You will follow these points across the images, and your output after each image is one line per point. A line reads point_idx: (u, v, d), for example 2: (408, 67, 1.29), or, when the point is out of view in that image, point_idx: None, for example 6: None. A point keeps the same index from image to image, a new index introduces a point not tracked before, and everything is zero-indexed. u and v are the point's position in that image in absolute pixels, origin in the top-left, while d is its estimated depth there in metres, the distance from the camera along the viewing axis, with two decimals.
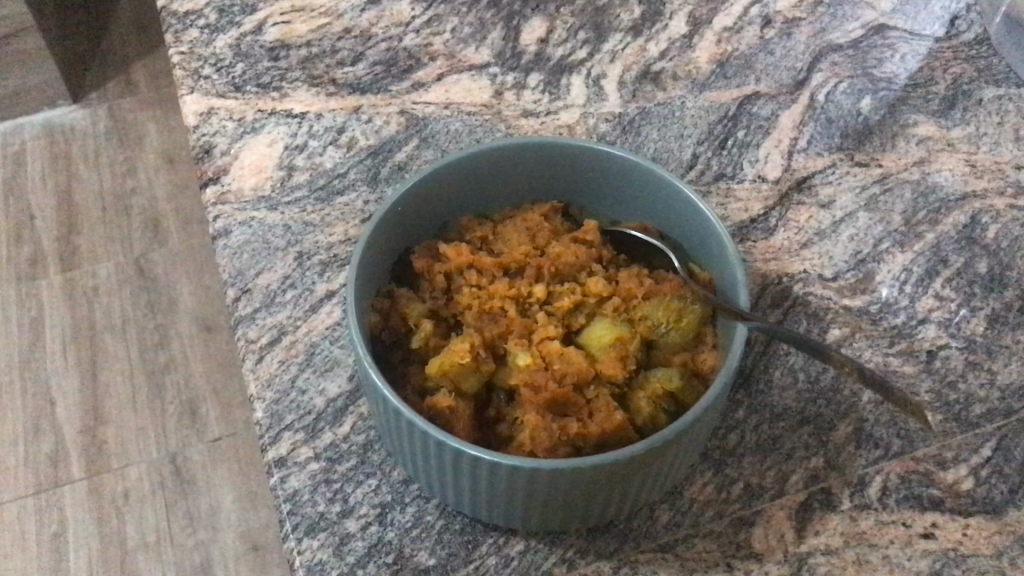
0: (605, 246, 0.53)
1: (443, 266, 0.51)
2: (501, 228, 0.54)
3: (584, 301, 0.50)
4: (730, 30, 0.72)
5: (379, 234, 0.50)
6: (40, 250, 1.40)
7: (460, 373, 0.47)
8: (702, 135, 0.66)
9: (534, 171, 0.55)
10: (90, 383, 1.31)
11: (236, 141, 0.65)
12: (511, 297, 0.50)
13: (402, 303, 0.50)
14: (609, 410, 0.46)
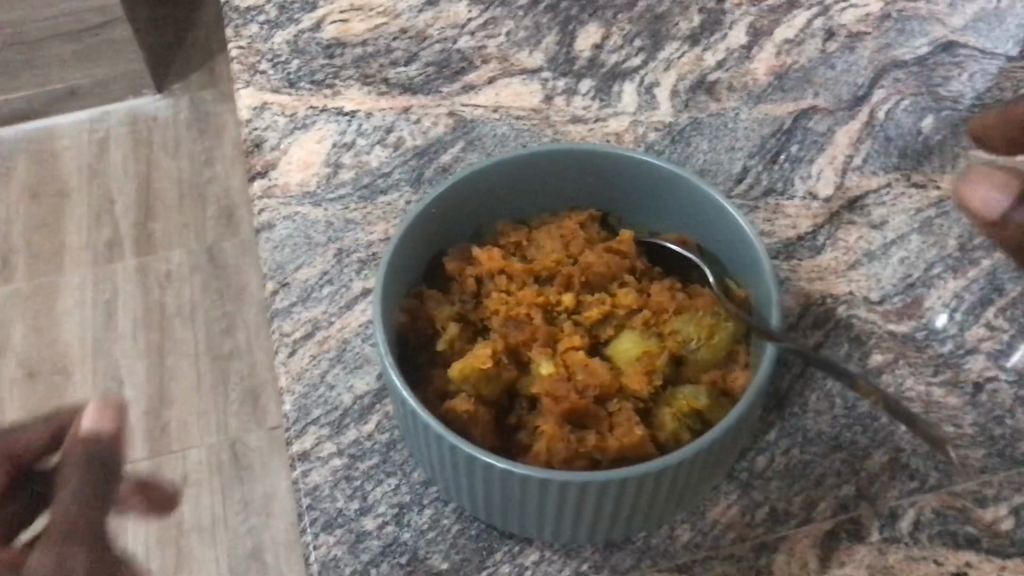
0: (639, 258, 0.52)
1: (474, 270, 0.51)
2: (536, 234, 0.53)
3: (613, 313, 0.49)
4: (791, 42, 0.70)
5: (411, 235, 0.50)
6: (118, 234, 1.45)
7: (481, 379, 0.46)
8: (754, 148, 0.65)
9: (573, 177, 0.54)
10: (157, 366, 1.34)
11: (286, 136, 0.65)
12: (538, 304, 0.49)
13: (430, 304, 0.50)
14: (631, 425, 0.45)
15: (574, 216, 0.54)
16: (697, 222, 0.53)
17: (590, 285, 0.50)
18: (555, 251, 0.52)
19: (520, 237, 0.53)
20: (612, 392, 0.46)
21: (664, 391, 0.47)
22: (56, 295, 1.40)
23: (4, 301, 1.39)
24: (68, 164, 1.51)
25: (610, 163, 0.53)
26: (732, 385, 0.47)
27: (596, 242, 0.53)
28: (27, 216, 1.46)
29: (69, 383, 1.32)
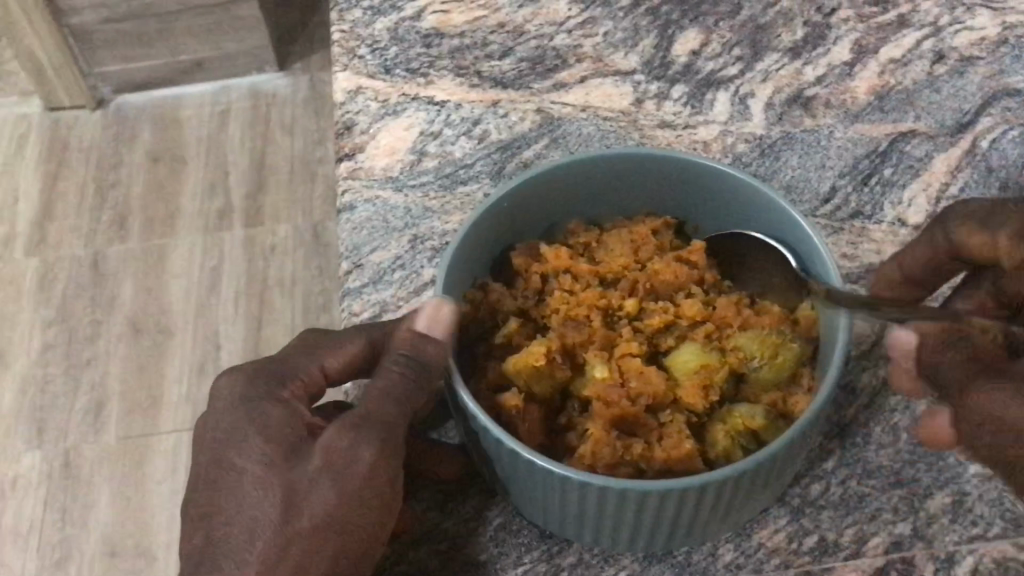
0: (710, 270, 0.51)
1: (540, 267, 0.51)
2: (606, 236, 0.53)
3: (675, 323, 0.49)
4: (897, 62, 0.68)
5: (478, 230, 0.49)
6: (229, 204, 1.50)
7: (533, 376, 0.46)
8: (845, 168, 0.63)
9: (653, 185, 0.52)
10: (255, 336, 1.39)
11: (376, 121, 0.66)
12: (599, 307, 0.49)
13: (494, 297, 0.50)
14: (680, 437, 0.44)
15: (649, 223, 0.53)
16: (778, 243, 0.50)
17: (654, 294, 0.50)
18: (623, 256, 0.51)
19: (591, 238, 0.53)
20: (665, 402, 0.46)
21: (719, 407, 0.46)
22: (166, 258, 1.46)
23: (117, 259, 1.46)
24: (188, 133, 1.57)
25: (692, 174, 0.51)
26: (793, 407, 0.46)
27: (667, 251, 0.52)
28: (146, 179, 1.53)
29: (171, 343, 1.38)
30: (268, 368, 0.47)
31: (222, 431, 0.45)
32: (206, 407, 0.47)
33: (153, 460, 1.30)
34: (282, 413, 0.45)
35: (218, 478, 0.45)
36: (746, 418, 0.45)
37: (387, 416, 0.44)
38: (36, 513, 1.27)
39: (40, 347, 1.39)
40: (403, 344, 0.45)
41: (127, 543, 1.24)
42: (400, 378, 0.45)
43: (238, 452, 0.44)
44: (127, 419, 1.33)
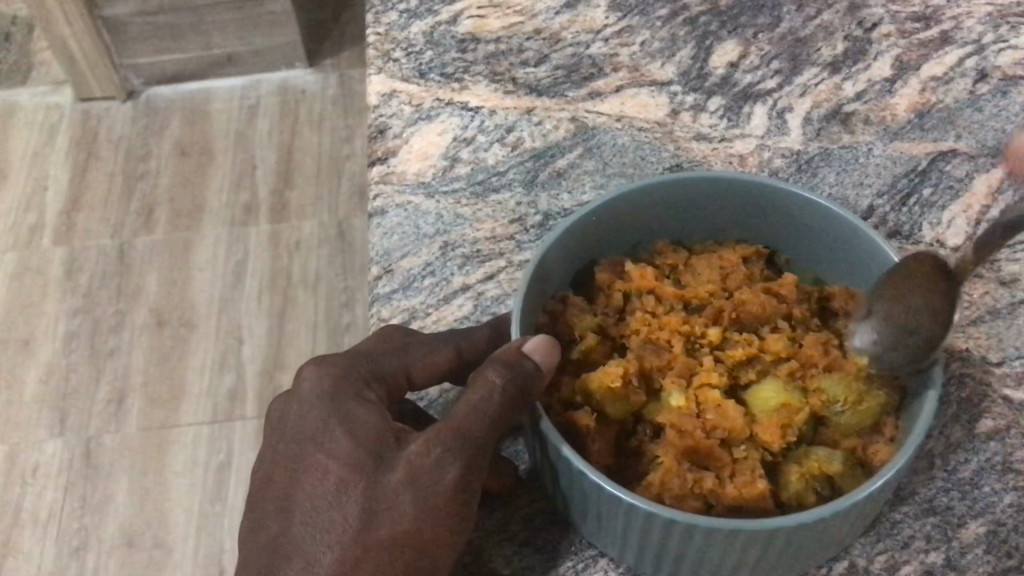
0: (799, 304, 0.49)
1: (624, 285, 0.50)
2: (694, 260, 0.51)
3: (759, 356, 0.47)
4: (939, 79, 0.67)
5: (565, 241, 0.49)
6: (255, 199, 1.50)
7: (608, 397, 0.44)
8: (884, 187, 0.62)
9: (745, 210, 0.51)
10: (277, 331, 1.39)
11: (409, 125, 0.66)
12: (681, 332, 0.47)
13: (571, 311, 0.49)
14: (753, 475, 0.42)
15: (738, 250, 0.52)
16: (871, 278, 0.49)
17: (739, 323, 0.48)
18: (709, 281, 0.50)
19: (679, 260, 0.51)
20: (741, 438, 0.44)
21: (797, 448, 0.44)
22: (191, 251, 1.46)
23: (143, 250, 1.46)
24: (217, 127, 1.58)
25: (786, 200, 0.50)
26: (871, 456, 0.44)
27: (755, 281, 0.51)
28: (174, 172, 1.53)
29: (193, 336, 1.39)
30: (359, 365, 0.48)
31: (310, 427, 0.46)
32: (294, 398, 0.47)
33: (171, 452, 1.30)
34: (369, 416, 0.45)
35: (299, 472, 0.45)
36: (824, 462, 0.43)
37: (475, 432, 0.43)
38: (54, 501, 1.28)
39: (64, 336, 1.40)
40: (500, 358, 0.44)
41: (144, 534, 1.24)
42: (492, 393, 0.43)
43: (323, 449, 0.45)
44: (147, 410, 1.33)
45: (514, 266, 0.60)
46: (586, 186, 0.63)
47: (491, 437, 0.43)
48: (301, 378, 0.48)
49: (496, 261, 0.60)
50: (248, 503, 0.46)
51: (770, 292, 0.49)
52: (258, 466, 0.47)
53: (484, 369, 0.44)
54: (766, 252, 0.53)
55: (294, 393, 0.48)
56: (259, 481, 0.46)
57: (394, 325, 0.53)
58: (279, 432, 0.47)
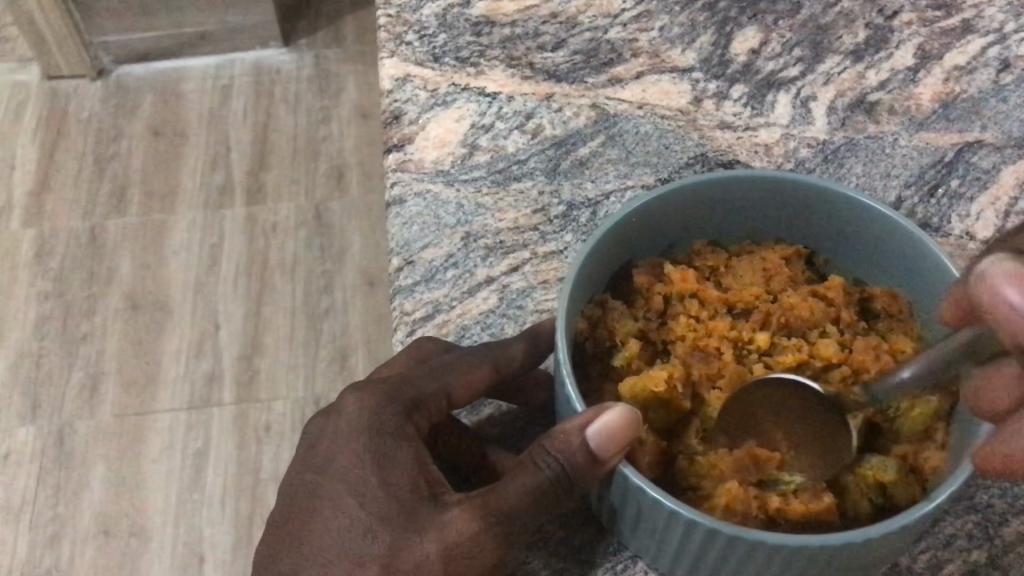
0: (847, 308, 0.48)
1: (665, 288, 0.48)
2: (735, 261, 0.50)
3: (809, 362, 0.46)
4: (962, 69, 0.66)
5: (602, 245, 0.46)
6: (231, 180, 1.47)
7: (653, 402, 0.44)
8: (911, 178, 0.61)
9: (789, 209, 0.49)
10: (255, 315, 1.36)
11: (426, 111, 0.64)
12: (729, 338, 0.47)
13: (613, 316, 0.48)
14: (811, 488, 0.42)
15: (778, 249, 0.50)
16: (918, 287, 0.46)
17: (788, 329, 0.48)
18: (754, 284, 0.49)
19: (719, 262, 0.50)
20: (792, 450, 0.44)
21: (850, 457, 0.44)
22: (166, 233, 1.43)
23: (116, 233, 1.43)
24: (191, 107, 1.54)
25: (836, 202, 0.47)
26: (922, 462, 0.43)
27: (800, 283, 0.50)
28: (147, 153, 1.49)
29: (169, 321, 1.35)
30: (399, 393, 0.46)
31: (343, 462, 0.44)
32: (334, 422, 0.46)
33: (148, 440, 1.27)
34: (405, 462, 0.44)
35: (327, 511, 0.44)
36: (878, 471, 0.42)
37: (518, 512, 0.42)
38: (28, 490, 1.25)
39: (35, 320, 1.36)
40: (571, 452, 0.40)
41: (120, 522, 1.22)
42: (552, 478, 0.42)
43: (353, 492, 0.43)
44: (122, 397, 1.30)
45: (539, 257, 0.58)
46: (609, 175, 0.62)
47: (530, 517, 0.42)
48: (343, 403, 0.47)
49: (521, 252, 0.58)
50: (272, 527, 0.45)
51: (816, 295, 0.49)
52: (288, 489, 0.46)
53: (556, 446, 0.41)
54: (807, 251, 0.50)
55: (335, 417, 0.47)
56: (287, 507, 0.45)
57: (429, 341, 0.52)
58: (311, 461, 0.46)
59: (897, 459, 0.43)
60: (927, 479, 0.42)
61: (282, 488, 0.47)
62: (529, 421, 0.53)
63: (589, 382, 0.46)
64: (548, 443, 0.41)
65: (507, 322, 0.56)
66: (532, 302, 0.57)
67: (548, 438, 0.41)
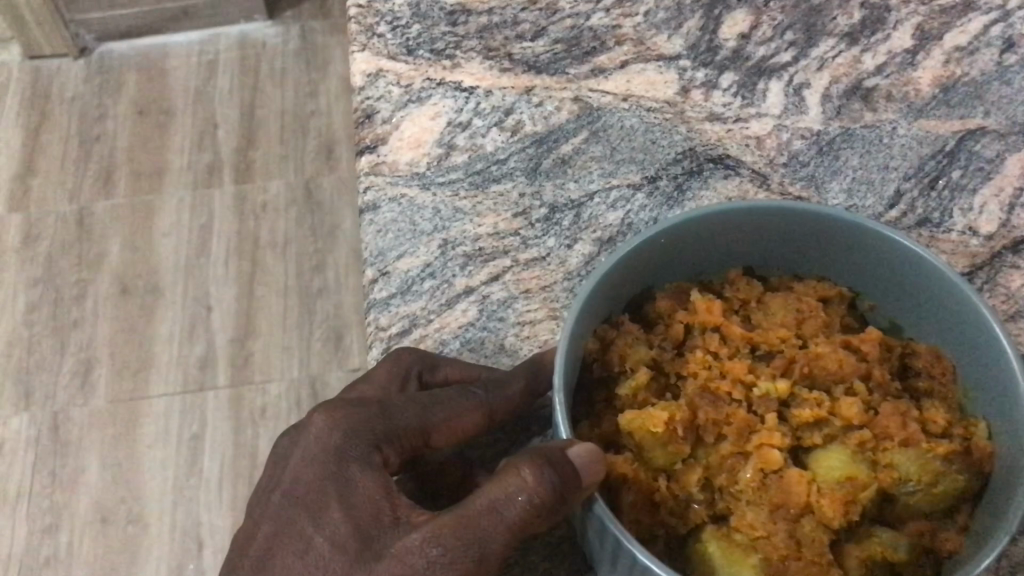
0: (881, 363, 0.46)
1: (687, 317, 0.47)
2: (769, 296, 0.48)
3: (828, 419, 0.44)
4: (962, 50, 0.62)
5: (622, 265, 0.45)
6: (219, 159, 1.42)
7: (650, 441, 0.42)
8: (911, 169, 0.58)
9: (821, 243, 0.47)
10: (247, 297, 1.32)
11: (400, 109, 0.61)
12: (744, 380, 0.44)
13: (626, 339, 0.46)
14: (816, 561, 0.41)
15: (819, 288, 0.49)
16: (962, 343, 0.45)
17: (811, 379, 0.45)
18: (783, 325, 0.47)
19: (751, 296, 0.48)
20: (801, 512, 0.42)
21: (859, 526, 0.42)
22: (154, 214, 1.39)
23: (104, 214, 1.39)
24: (176, 85, 1.49)
25: (877, 243, 0.45)
26: (940, 544, 0.41)
27: (833, 329, 0.47)
28: (132, 133, 1.45)
29: (160, 305, 1.32)
30: (374, 421, 0.43)
31: (306, 481, 0.41)
32: (302, 440, 0.43)
33: (143, 424, 1.24)
34: (368, 486, 0.40)
35: (288, 536, 0.41)
36: (888, 549, 0.41)
37: (490, 535, 0.38)
38: (24, 479, 1.22)
39: (25, 307, 1.33)
40: (552, 451, 0.38)
41: (118, 510, 1.19)
42: (528, 496, 0.38)
43: (311, 517, 0.40)
44: (117, 382, 1.27)
45: (520, 265, 0.55)
46: (593, 174, 0.59)
47: (502, 543, 0.38)
48: (312, 421, 0.43)
49: (501, 259, 0.56)
50: (236, 549, 0.42)
51: (849, 347, 0.46)
52: (256, 509, 0.43)
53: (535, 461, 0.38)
54: (850, 294, 0.49)
55: (302, 435, 0.43)
56: (253, 529, 0.42)
57: (414, 361, 0.48)
58: (279, 480, 0.43)
59: (910, 537, 0.42)
60: (940, 561, 0.41)
61: (252, 507, 0.44)
62: (513, 443, 0.50)
63: (584, 412, 0.45)
64: (524, 452, 0.39)
65: (488, 336, 0.54)
66: (513, 313, 0.54)
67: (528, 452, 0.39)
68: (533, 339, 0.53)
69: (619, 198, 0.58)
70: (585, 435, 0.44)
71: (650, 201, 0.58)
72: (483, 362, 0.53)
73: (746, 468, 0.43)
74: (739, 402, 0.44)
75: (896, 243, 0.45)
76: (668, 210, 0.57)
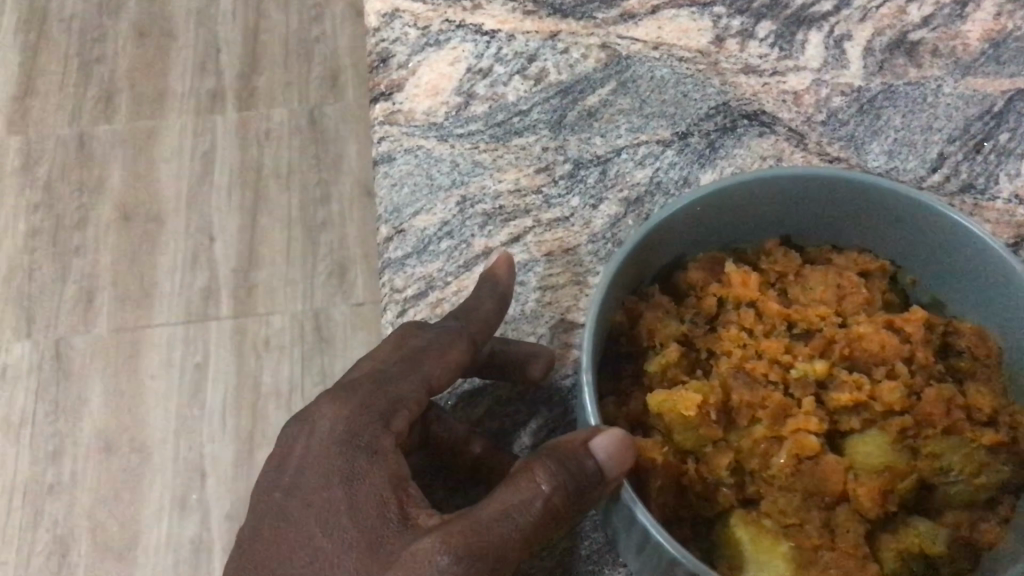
0: (925, 344, 0.43)
1: (721, 290, 0.45)
2: (807, 270, 0.46)
3: (867, 403, 0.41)
4: (1015, 2, 0.59)
5: (656, 234, 0.43)
6: (222, 86, 1.36)
7: (680, 423, 0.40)
8: (955, 131, 0.55)
9: (865, 214, 0.45)
10: (250, 226, 1.27)
11: (416, 53, 0.57)
12: (780, 360, 0.42)
13: (656, 314, 0.44)
14: (851, 554, 0.39)
15: (859, 261, 0.46)
16: (1011, 326, 0.43)
17: (850, 361, 0.43)
18: (823, 300, 0.44)
19: (789, 268, 0.46)
20: (837, 500, 0.40)
21: (895, 516, 0.40)
22: (156, 140, 1.34)
23: (105, 139, 1.34)
24: (178, 6, 1.42)
25: (926, 217, 0.43)
26: (978, 536, 0.40)
27: (875, 306, 0.44)
28: (133, 55, 1.39)
29: (163, 233, 1.28)
30: (379, 397, 0.40)
31: (309, 472, 0.38)
32: (304, 426, 0.40)
33: (145, 354, 1.21)
34: (376, 483, 0.37)
35: (284, 533, 0.37)
36: (926, 541, 0.39)
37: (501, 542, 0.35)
38: (27, 406, 1.19)
39: (26, 233, 1.29)
40: (567, 451, 0.38)
41: (121, 437, 1.16)
42: (545, 499, 0.37)
43: (315, 517, 0.37)
44: (118, 310, 1.23)
45: (543, 225, 0.53)
46: (620, 128, 0.56)
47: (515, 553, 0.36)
48: (317, 411, 0.40)
49: (523, 219, 0.53)
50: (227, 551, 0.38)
51: (892, 326, 0.43)
52: (249, 504, 0.39)
53: (559, 463, 0.38)
54: (892, 267, 0.46)
55: (305, 421, 0.40)
56: (246, 523, 0.38)
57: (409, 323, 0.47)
58: (277, 473, 0.39)
59: (949, 528, 0.40)
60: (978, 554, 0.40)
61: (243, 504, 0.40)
62: (532, 414, 0.49)
63: (612, 389, 0.43)
64: (536, 456, 0.39)
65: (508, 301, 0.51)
66: (534, 277, 0.52)
67: (550, 455, 0.38)
68: (555, 306, 0.51)
69: (647, 154, 0.55)
70: (610, 414, 0.42)
71: (681, 159, 0.55)
72: (503, 329, 0.51)
73: (779, 453, 0.41)
74: (775, 384, 0.42)
75: (948, 218, 0.42)
76: (698, 169, 0.55)
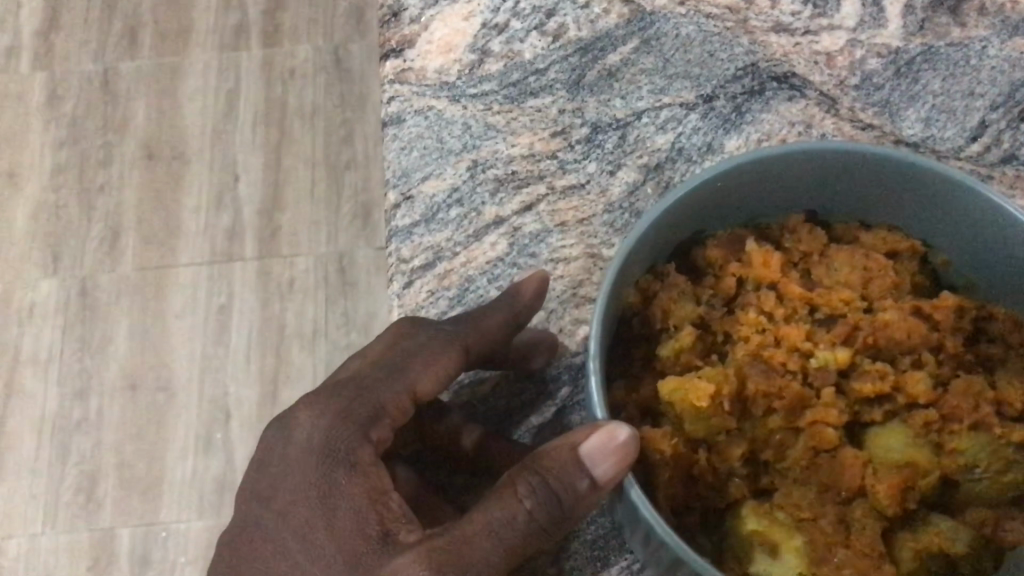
0: (955, 332, 0.41)
1: (741, 270, 0.43)
2: (833, 249, 0.43)
3: (890, 394, 0.40)
4: None
5: (673, 212, 0.40)
6: (246, 19, 1.32)
7: (692, 412, 0.39)
8: (999, 96, 0.52)
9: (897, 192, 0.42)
10: (274, 166, 1.25)
11: (429, 7, 0.55)
12: (800, 347, 0.40)
13: (671, 294, 0.42)
14: (866, 553, 0.37)
15: (888, 240, 0.44)
16: None
17: (874, 349, 0.41)
18: (848, 284, 0.42)
19: (814, 248, 0.43)
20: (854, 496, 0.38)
21: (915, 513, 0.39)
22: (179, 76, 1.30)
23: (128, 75, 1.31)
24: None
25: (963, 197, 0.40)
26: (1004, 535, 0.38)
27: (903, 291, 0.42)
28: None
29: (187, 172, 1.26)
30: (360, 404, 0.40)
31: (288, 484, 0.38)
32: (284, 433, 0.40)
33: (170, 294, 1.20)
34: (354, 497, 0.38)
35: (265, 547, 0.38)
36: (946, 539, 0.37)
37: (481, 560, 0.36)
38: (54, 342, 1.19)
39: (51, 169, 1.28)
40: (550, 464, 0.37)
41: (146, 376, 1.16)
42: (528, 515, 0.37)
43: (294, 534, 0.37)
44: (144, 249, 1.23)
45: (556, 193, 0.51)
46: (641, 90, 0.53)
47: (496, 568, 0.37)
48: (297, 418, 0.40)
49: (536, 186, 0.51)
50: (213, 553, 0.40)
51: (919, 313, 0.41)
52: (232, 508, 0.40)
53: (544, 478, 0.37)
54: (924, 247, 0.44)
55: (285, 428, 0.40)
56: (230, 529, 0.39)
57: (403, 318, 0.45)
58: (257, 478, 0.40)
59: (973, 526, 0.38)
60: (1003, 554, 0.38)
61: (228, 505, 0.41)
62: (540, 393, 0.48)
63: (622, 373, 0.42)
64: (522, 465, 0.38)
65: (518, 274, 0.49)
66: (546, 250, 0.50)
67: (535, 467, 0.38)
68: (566, 279, 0.49)
69: (669, 118, 0.52)
70: (619, 400, 0.40)
71: (704, 124, 0.52)
72: None
73: (795, 445, 0.39)
74: (794, 373, 0.40)
75: (987, 199, 0.39)
76: (723, 135, 0.52)
